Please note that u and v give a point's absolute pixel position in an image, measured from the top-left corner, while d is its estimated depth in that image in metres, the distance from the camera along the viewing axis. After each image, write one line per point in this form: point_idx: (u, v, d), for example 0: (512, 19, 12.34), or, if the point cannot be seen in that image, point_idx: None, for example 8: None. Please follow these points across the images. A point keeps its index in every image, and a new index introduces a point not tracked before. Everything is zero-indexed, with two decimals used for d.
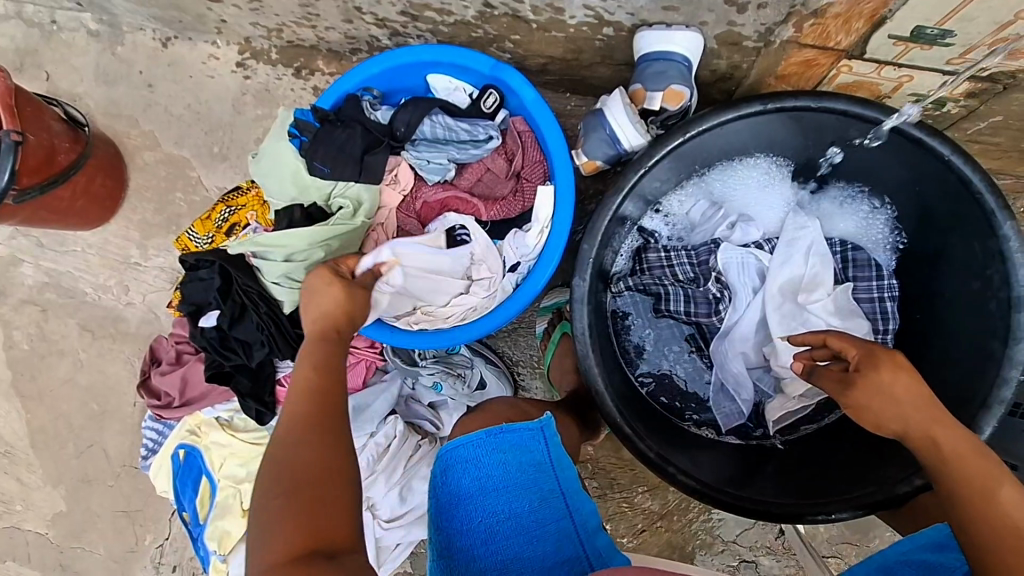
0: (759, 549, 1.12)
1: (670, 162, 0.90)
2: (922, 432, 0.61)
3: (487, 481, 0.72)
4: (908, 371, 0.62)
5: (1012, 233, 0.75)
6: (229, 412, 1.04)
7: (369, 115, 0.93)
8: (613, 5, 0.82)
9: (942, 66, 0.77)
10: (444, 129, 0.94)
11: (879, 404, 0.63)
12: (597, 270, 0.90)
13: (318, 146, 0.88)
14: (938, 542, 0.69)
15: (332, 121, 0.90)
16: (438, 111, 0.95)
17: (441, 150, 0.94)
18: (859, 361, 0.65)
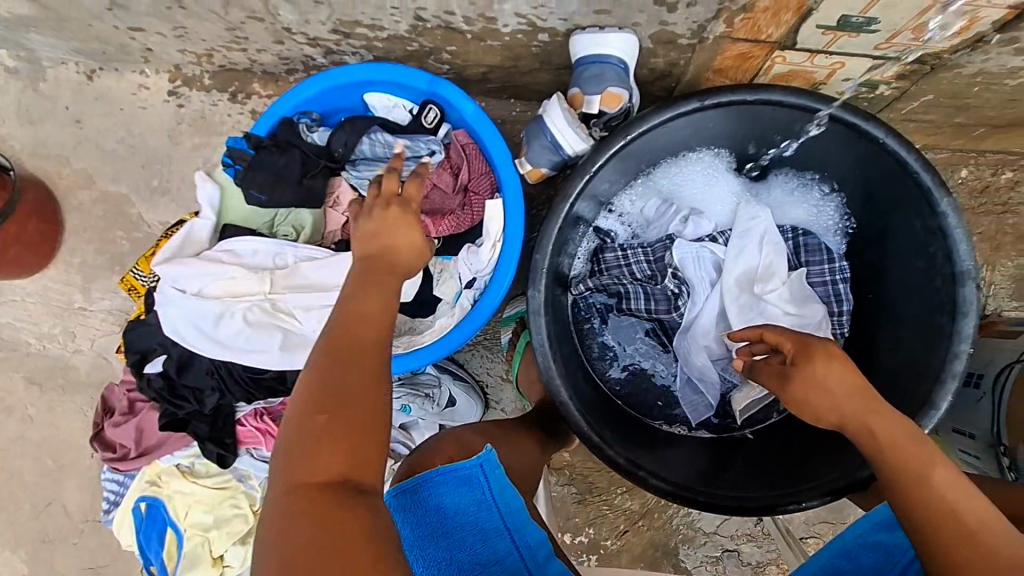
0: (739, 537, 1.13)
1: (616, 164, 0.90)
2: (858, 420, 0.62)
3: (434, 525, 0.76)
4: (841, 362, 0.64)
5: (949, 210, 0.77)
6: (189, 458, 1.00)
7: (307, 138, 0.90)
8: (545, 11, 0.81)
9: (871, 52, 0.78)
10: (383, 146, 0.90)
11: (815, 397, 0.64)
12: (553, 279, 0.89)
13: (253, 173, 0.85)
14: (890, 522, 0.74)
15: (268, 146, 0.87)
16: (376, 129, 0.92)
17: (381, 169, 0.90)
18: (795, 354, 0.67)
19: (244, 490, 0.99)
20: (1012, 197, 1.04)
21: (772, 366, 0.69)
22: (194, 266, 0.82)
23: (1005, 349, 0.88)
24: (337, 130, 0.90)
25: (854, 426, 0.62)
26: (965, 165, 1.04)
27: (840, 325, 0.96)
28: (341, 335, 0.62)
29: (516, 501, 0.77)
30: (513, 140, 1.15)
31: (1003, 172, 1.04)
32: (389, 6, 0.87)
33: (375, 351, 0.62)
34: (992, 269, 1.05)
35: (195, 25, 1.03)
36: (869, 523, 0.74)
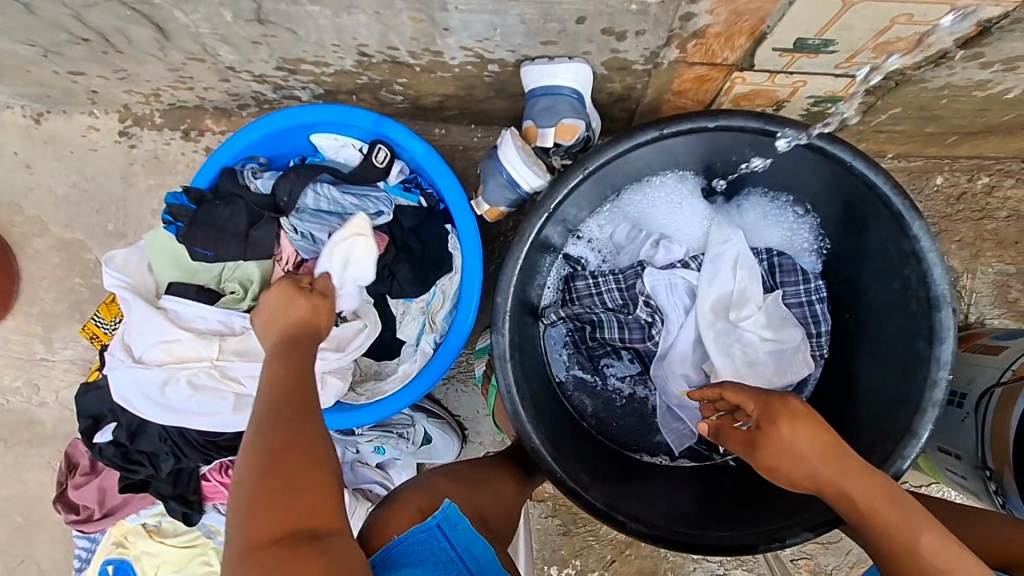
0: (729, 561, 1.10)
1: (578, 196, 0.87)
2: (832, 486, 0.61)
3: None
4: (809, 426, 0.63)
5: (921, 233, 0.74)
6: (155, 517, 0.98)
7: (250, 184, 0.87)
8: (491, 44, 0.77)
9: (832, 71, 0.75)
10: (330, 202, 0.87)
11: (789, 465, 0.63)
12: (518, 319, 0.85)
13: (196, 229, 0.81)
14: None
15: (209, 198, 0.84)
16: (324, 179, 0.88)
17: (325, 224, 0.86)
18: (761, 420, 0.66)
19: (214, 546, 0.97)
20: (989, 202, 1.01)
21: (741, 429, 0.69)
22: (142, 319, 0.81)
23: (986, 365, 0.85)
24: (281, 179, 0.86)
25: (829, 490, 0.62)
26: (939, 171, 1.01)
27: (818, 346, 0.94)
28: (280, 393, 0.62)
29: (487, 552, 0.70)
30: (476, 166, 1.11)
31: (979, 177, 1.01)
32: (330, 43, 0.83)
33: (308, 395, 0.63)
34: (973, 277, 1.03)
35: (136, 67, 0.99)
36: None
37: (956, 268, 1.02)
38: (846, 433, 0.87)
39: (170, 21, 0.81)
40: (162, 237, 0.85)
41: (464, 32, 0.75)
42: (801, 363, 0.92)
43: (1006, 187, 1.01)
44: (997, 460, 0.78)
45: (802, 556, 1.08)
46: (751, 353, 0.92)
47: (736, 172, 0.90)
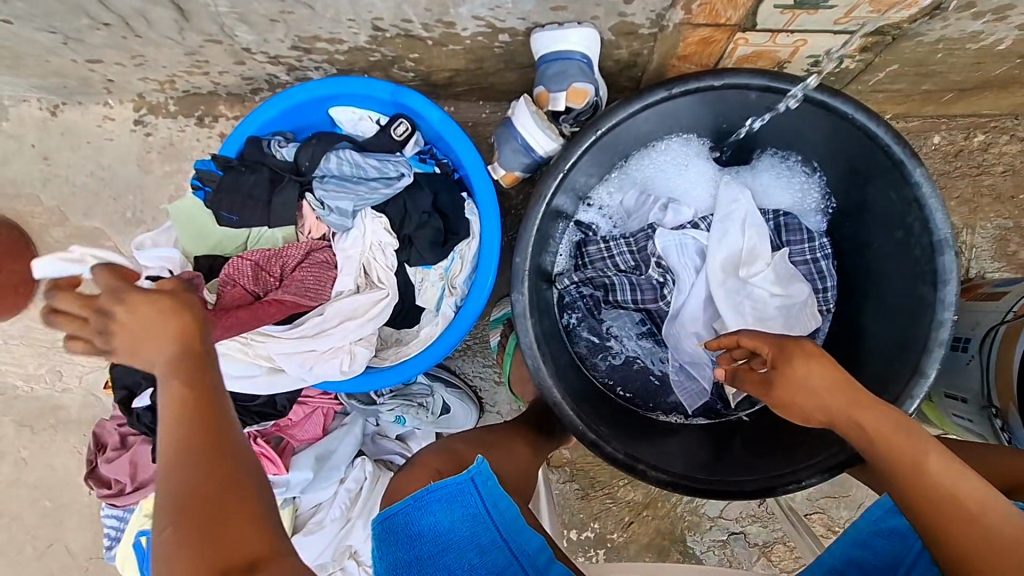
0: (744, 519, 1.13)
1: (591, 159, 0.89)
2: (844, 417, 0.65)
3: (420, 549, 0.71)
4: (819, 361, 0.66)
5: (923, 180, 0.77)
6: None
7: (276, 154, 0.90)
8: (503, 12, 0.80)
9: (831, 27, 0.78)
10: (352, 165, 0.89)
11: (801, 398, 0.66)
12: (535, 280, 0.88)
13: (222, 194, 0.85)
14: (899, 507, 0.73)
15: (235, 166, 0.87)
16: (344, 147, 0.91)
17: (348, 190, 0.87)
18: (774, 358, 0.68)
19: None
20: (986, 158, 1.04)
21: (755, 370, 0.71)
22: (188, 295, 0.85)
23: (988, 310, 0.88)
24: (304, 145, 0.90)
25: (841, 421, 0.65)
26: (936, 130, 1.04)
27: (825, 301, 0.98)
28: (192, 424, 0.54)
29: (510, 510, 0.74)
30: (486, 142, 1.14)
31: (975, 134, 1.04)
32: (346, 19, 0.85)
33: (212, 424, 0.55)
34: (973, 232, 1.06)
35: (154, 53, 1.01)
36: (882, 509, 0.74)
37: (956, 223, 1.06)
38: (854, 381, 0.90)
39: (191, 0, 0.83)
40: (191, 203, 0.89)
41: (477, 0, 0.78)
42: (811, 317, 0.95)
43: (1002, 143, 1.04)
44: (1001, 397, 0.81)
45: (816, 510, 1.11)
46: (761, 309, 0.95)
47: (742, 134, 0.93)
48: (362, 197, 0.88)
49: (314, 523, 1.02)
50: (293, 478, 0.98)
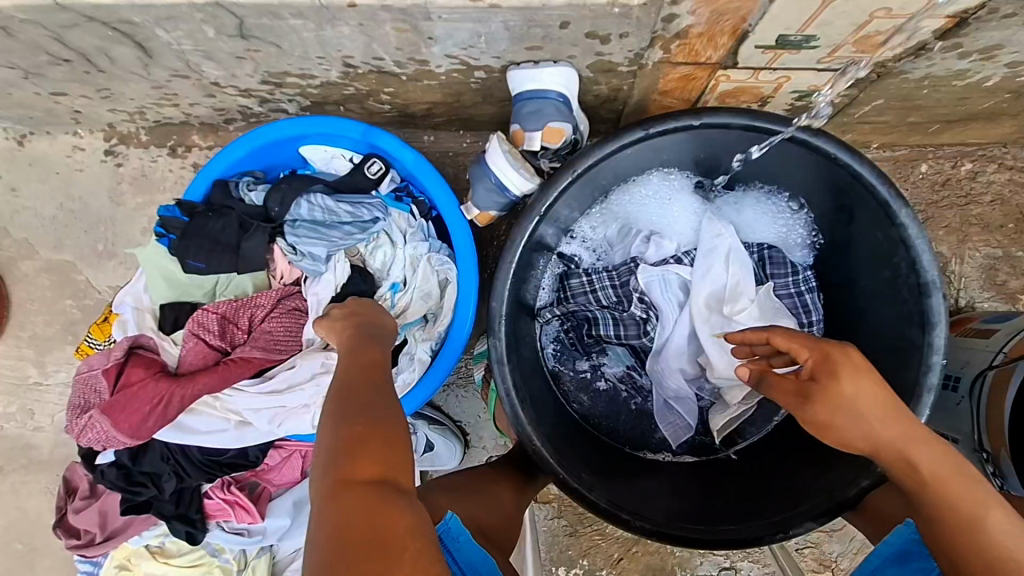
0: (735, 553, 1.11)
1: (569, 198, 0.87)
2: (894, 449, 0.59)
3: None
4: (870, 375, 0.58)
5: (908, 221, 0.75)
6: (158, 537, 0.96)
7: (243, 197, 0.88)
8: (476, 51, 0.77)
9: (815, 65, 0.76)
10: (324, 211, 0.86)
11: (846, 420, 0.59)
12: (514, 323, 0.86)
13: (189, 241, 0.83)
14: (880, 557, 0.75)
15: (201, 212, 0.85)
16: (317, 191, 0.88)
17: (321, 236, 0.85)
18: (815, 367, 0.60)
19: (218, 565, 0.95)
20: (974, 187, 1.03)
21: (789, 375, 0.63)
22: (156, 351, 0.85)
23: (978, 348, 0.86)
24: (272, 190, 0.86)
25: (889, 452, 0.60)
26: (924, 159, 1.03)
27: (813, 336, 0.95)
28: (355, 370, 0.59)
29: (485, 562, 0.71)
30: (467, 172, 1.11)
31: (963, 163, 1.02)
32: (315, 56, 0.83)
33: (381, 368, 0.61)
34: (961, 262, 1.04)
35: (120, 86, 0.98)
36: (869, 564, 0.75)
37: (945, 253, 1.04)
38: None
39: (152, 39, 0.80)
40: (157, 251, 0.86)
41: (448, 40, 0.75)
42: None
43: (990, 172, 1.02)
44: (992, 441, 0.79)
45: (807, 544, 1.09)
46: None
47: (724, 170, 0.91)
48: (334, 244, 0.86)
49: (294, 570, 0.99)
50: (269, 526, 0.95)
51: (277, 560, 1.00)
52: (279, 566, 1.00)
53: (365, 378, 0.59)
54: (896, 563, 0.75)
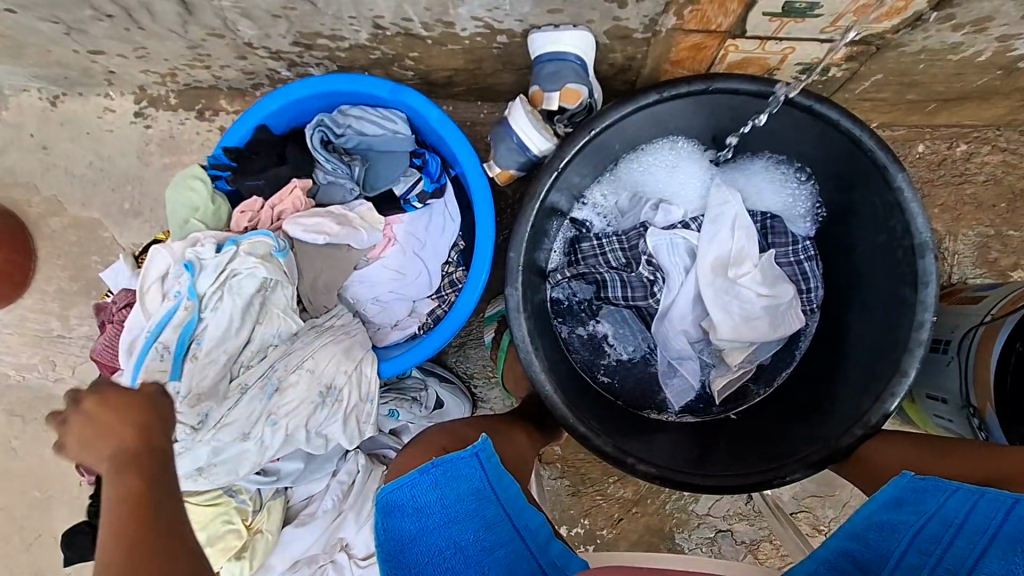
0: (731, 517, 1.14)
1: (584, 161, 0.92)
2: None
3: (427, 520, 0.69)
4: None
5: (904, 185, 0.80)
6: None
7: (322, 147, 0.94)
8: (501, 13, 0.82)
9: (818, 35, 0.80)
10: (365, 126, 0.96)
11: None
12: (529, 277, 0.90)
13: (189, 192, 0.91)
14: (894, 501, 0.73)
15: (247, 157, 0.92)
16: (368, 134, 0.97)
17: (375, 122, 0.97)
18: None
19: (235, 505, 0.97)
20: (968, 167, 1.07)
21: None
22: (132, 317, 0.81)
23: (968, 313, 0.90)
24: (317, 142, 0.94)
25: None
26: (921, 139, 1.07)
27: (811, 302, 1.00)
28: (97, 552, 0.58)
29: (513, 487, 0.73)
30: (483, 141, 1.16)
31: (958, 144, 1.07)
32: (347, 16, 0.87)
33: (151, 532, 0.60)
34: (955, 239, 1.08)
35: (156, 45, 1.03)
36: (876, 502, 0.73)
37: (939, 230, 1.08)
38: (837, 379, 0.92)
39: None
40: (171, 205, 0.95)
41: (476, 1, 0.80)
42: (795, 318, 0.98)
43: (983, 153, 1.07)
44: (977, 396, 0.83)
45: (801, 509, 1.13)
46: (749, 310, 0.97)
47: (730, 139, 0.96)
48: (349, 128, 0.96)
49: (306, 515, 1.03)
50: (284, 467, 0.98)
51: (290, 504, 1.04)
52: (291, 511, 1.04)
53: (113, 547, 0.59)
54: (891, 509, 0.73)
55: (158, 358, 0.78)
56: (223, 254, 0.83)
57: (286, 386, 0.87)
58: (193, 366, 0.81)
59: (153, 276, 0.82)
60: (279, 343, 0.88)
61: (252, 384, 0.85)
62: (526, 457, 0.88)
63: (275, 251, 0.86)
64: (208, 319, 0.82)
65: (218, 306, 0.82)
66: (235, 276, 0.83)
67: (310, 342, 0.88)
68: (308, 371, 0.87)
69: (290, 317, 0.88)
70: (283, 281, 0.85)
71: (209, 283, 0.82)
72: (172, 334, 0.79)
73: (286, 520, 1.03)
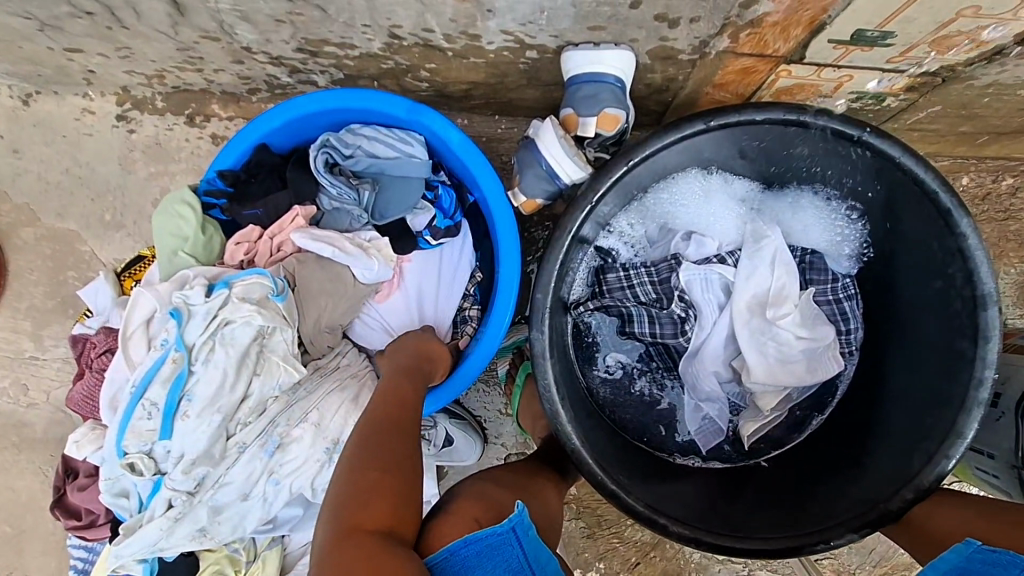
0: (754, 563, 1.08)
1: (617, 190, 0.84)
2: None
3: None
4: None
5: (970, 231, 0.73)
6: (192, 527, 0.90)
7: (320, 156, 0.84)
8: (534, 29, 0.74)
9: (882, 65, 0.73)
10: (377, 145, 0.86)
11: None
12: (556, 317, 0.82)
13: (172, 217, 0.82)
14: (965, 574, 0.65)
15: (245, 180, 0.84)
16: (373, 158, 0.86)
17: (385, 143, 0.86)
18: None
19: (227, 554, 0.89)
20: (1014, 203, 1.02)
21: None
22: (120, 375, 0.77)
23: (1021, 365, 0.85)
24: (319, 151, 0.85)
25: None
26: (966, 171, 1.01)
27: (849, 342, 0.93)
28: (386, 416, 0.70)
29: (554, 564, 0.63)
30: (499, 158, 1.08)
31: (1004, 178, 1.01)
32: (360, 24, 0.78)
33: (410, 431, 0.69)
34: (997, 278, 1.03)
35: (142, 46, 0.92)
36: None
37: None
38: (879, 430, 0.86)
39: None
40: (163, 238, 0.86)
41: (508, 14, 0.71)
42: (834, 361, 0.92)
43: None
44: None
45: (826, 556, 1.08)
46: (785, 352, 0.91)
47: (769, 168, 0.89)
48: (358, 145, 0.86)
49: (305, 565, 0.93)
50: (282, 515, 0.89)
51: (287, 552, 0.93)
52: (288, 560, 0.93)
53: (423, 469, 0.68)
54: None
55: (145, 417, 0.75)
56: (214, 298, 0.76)
57: (289, 442, 0.81)
58: (184, 426, 0.75)
59: (137, 319, 0.77)
60: (280, 394, 0.81)
61: (251, 442, 0.80)
62: (553, 517, 0.79)
63: (273, 295, 0.78)
64: (198, 372, 0.75)
65: (210, 358, 0.76)
66: (227, 324, 0.76)
67: (311, 389, 0.83)
68: (312, 425, 0.81)
69: (291, 366, 0.80)
70: (281, 326, 0.78)
71: (198, 331, 0.75)
72: (160, 391, 0.74)
73: (282, 571, 0.93)
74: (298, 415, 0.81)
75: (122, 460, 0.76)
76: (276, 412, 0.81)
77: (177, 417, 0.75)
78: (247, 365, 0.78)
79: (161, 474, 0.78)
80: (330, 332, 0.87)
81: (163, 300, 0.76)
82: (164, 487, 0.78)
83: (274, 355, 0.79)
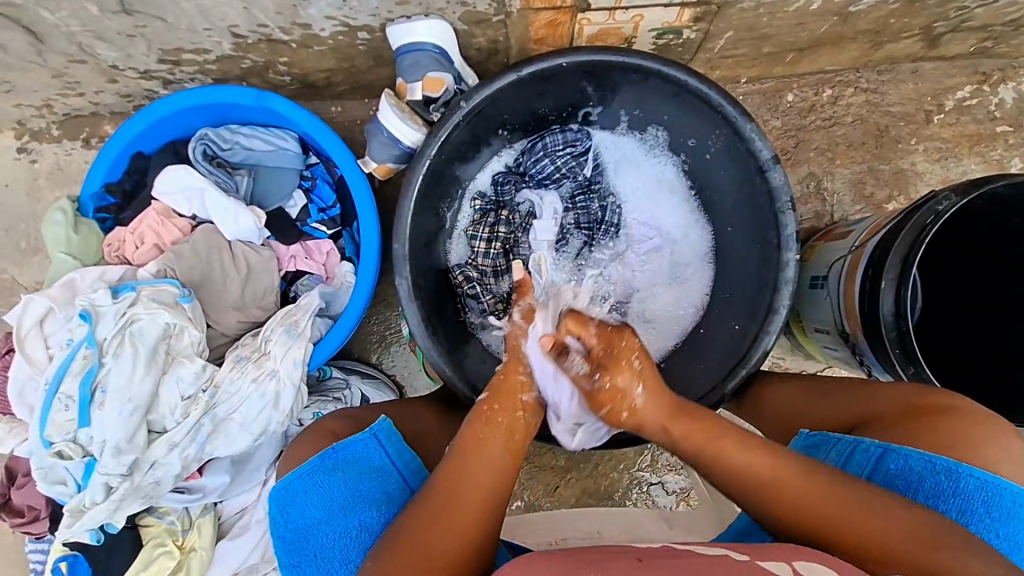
0: (661, 469, 1.20)
1: (460, 146, 0.91)
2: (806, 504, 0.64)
3: (331, 504, 0.68)
4: None
5: (756, 135, 0.83)
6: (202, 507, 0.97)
7: (200, 156, 0.91)
8: (352, 11, 0.83)
9: (658, 1, 0.84)
10: (252, 145, 0.93)
11: None
12: (418, 265, 0.89)
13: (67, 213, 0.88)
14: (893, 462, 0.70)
15: (134, 192, 0.91)
16: (254, 156, 0.93)
17: (261, 144, 0.94)
18: None
19: (164, 527, 0.95)
20: (835, 110, 1.13)
21: None
22: (23, 367, 0.80)
23: (838, 248, 0.96)
24: (194, 147, 0.91)
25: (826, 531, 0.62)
26: (789, 89, 1.13)
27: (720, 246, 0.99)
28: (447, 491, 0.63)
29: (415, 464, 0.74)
30: None
31: (824, 89, 1.13)
32: (202, 28, 0.87)
33: (473, 503, 0.64)
34: (832, 179, 1.14)
35: (20, 78, 1.00)
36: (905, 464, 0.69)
37: (816, 172, 1.14)
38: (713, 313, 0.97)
39: (38, 22, 0.83)
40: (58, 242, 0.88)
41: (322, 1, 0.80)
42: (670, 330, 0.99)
43: (848, 95, 1.13)
44: (852, 325, 0.88)
45: None
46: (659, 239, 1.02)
47: (622, 90, 0.92)
48: (238, 144, 0.93)
49: (239, 528, 0.99)
50: (208, 484, 0.95)
51: (222, 520, 1.00)
52: (224, 527, 1.00)
53: (474, 438, 0.68)
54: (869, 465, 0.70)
55: (63, 408, 0.78)
56: (122, 299, 0.80)
57: (217, 432, 0.85)
58: (101, 414, 0.79)
59: (30, 321, 0.80)
60: (197, 392, 0.83)
61: (179, 439, 0.82)
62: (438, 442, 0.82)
63: (181, 297, 0.83)
64: (109, 364, 0.79)
65: (120, 352, 0.79)
66: (136, 321, 0.80)
67: (229, 384, 0.84)
68: (237, 420, 0.85)
69: (200, 361, 0.83)
70: (183, 323, 0.82)
71: (109, 328, 0.79)
72: (73, 384, 0.78)
73: (219, 536, 1.00)
74: (221, 415, 0.84)
75: (49, 450, 0.79)
76: (201, 412, 0.83)
77: (95, 407, 0.79)
78: (154, 362, 0.81)
79: (91, 457, 0.80)
80: (237, 309, 0.91)
81: (51, 295, 0.81)
82: (96, 471, 0.80)
83: (184, 353, 0.83)
